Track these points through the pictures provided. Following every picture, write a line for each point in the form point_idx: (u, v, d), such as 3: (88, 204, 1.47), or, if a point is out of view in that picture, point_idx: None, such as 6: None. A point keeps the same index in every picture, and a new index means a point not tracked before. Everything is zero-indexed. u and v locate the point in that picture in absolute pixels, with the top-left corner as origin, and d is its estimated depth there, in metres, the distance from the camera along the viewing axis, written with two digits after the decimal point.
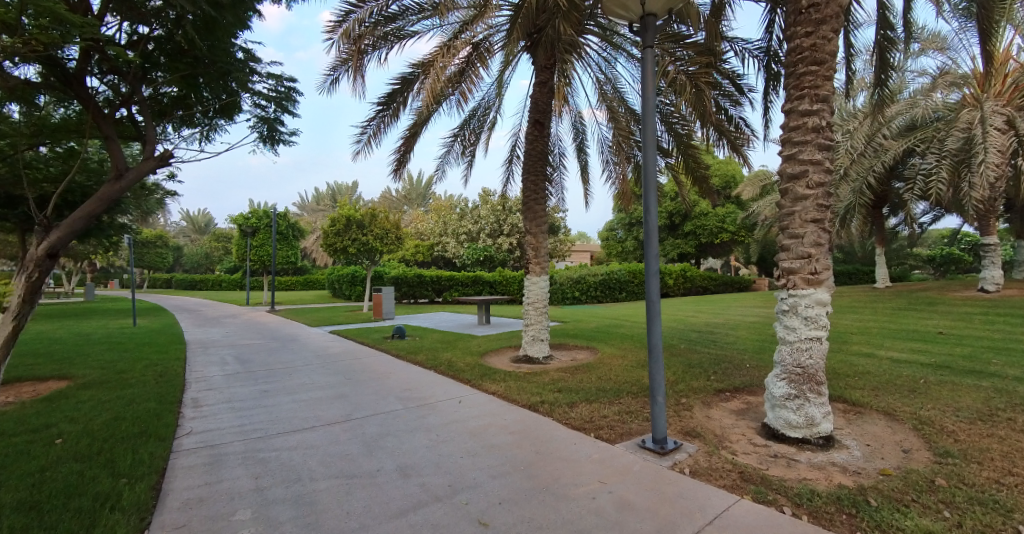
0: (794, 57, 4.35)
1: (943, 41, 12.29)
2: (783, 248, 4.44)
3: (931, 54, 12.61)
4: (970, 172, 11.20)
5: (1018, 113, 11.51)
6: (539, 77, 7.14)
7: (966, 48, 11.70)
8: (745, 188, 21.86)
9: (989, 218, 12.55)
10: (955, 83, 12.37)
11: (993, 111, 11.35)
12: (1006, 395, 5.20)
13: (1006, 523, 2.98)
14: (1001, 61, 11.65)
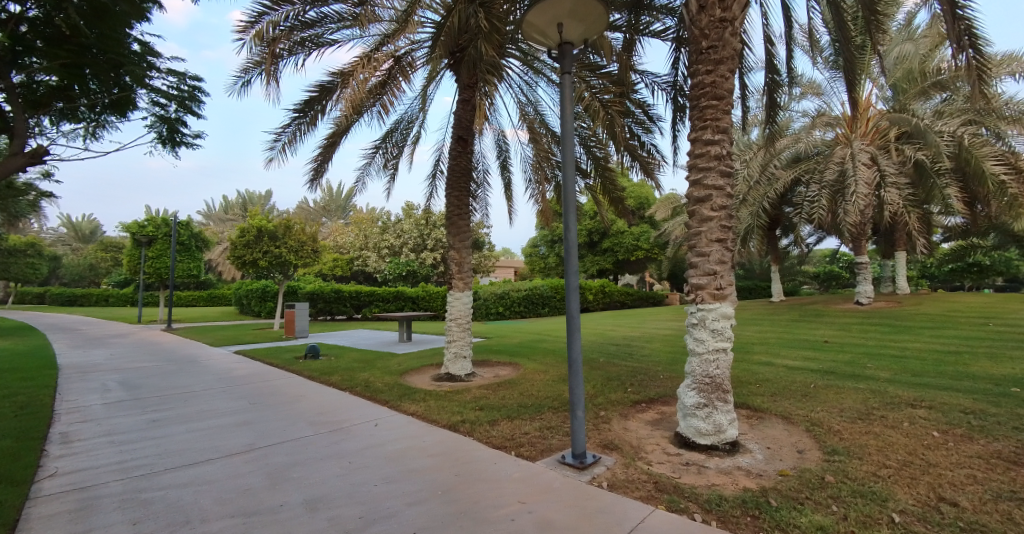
0: (698, 91, 4.68)
1: (819, 87, 14.07)
2: (692, 266, 4.72)
3: (810, 97, 14.35)
4: (845, 200, 12.82)
5: (879, 152, 13.37)
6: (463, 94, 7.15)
7: (837, 94, 13.49)
8: (659, 209, 23.40)
9: (860, 240, 14.30)
10: (829, 123, 14.19)
11: (860, 149, 13.13)
12: (878, 395, 5.89)
13: (882, 512, 3.33)
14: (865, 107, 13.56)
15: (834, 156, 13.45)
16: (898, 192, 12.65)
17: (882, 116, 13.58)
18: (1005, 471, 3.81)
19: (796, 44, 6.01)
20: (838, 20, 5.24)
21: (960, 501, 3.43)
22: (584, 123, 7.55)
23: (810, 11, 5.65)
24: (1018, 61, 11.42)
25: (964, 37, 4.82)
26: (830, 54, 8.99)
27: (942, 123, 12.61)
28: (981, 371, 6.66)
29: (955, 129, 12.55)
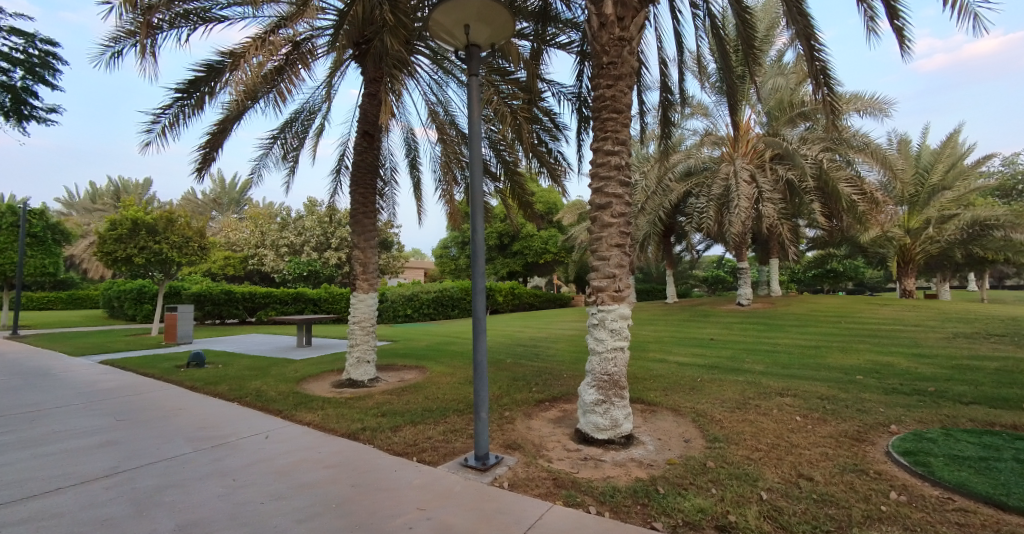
0: (599, 104, 4.93)
1: (706, 109, 15.55)
2: (594, 269, 4.93)
3: (700, 118, 15.80)
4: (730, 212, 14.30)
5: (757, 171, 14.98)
6: (369, 88, 6.91)
7: (722, 117, 15.02)
8: (566, 214, 24.35)
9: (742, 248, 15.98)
10: (716, 142, 15.65)
11: (741, 167, 14.67)
12: (751, 386, 6.60)
13: (752, 491, 3.72)
14: (746, 130, 15.22)
15: (720, 173, 14.86)
16: (773, 207, 14.36)
17: (758, 138, 15.31)
18: (850, 448, 4.45)
19: (685, 68, 6.52)
20: (720, 49, 5.76)
21: (815, 476, 3.94)
22: (494, 127, 7.63)
23: (697, 39, 6.17)
24: (862, 100, 13.51)
25: (820, 76, 5.44)
26: (715, 80, 9.95)
27: (806, 148, 14.55)
28: (831, 362, 7.75)
29: (817, 154, 14.49)
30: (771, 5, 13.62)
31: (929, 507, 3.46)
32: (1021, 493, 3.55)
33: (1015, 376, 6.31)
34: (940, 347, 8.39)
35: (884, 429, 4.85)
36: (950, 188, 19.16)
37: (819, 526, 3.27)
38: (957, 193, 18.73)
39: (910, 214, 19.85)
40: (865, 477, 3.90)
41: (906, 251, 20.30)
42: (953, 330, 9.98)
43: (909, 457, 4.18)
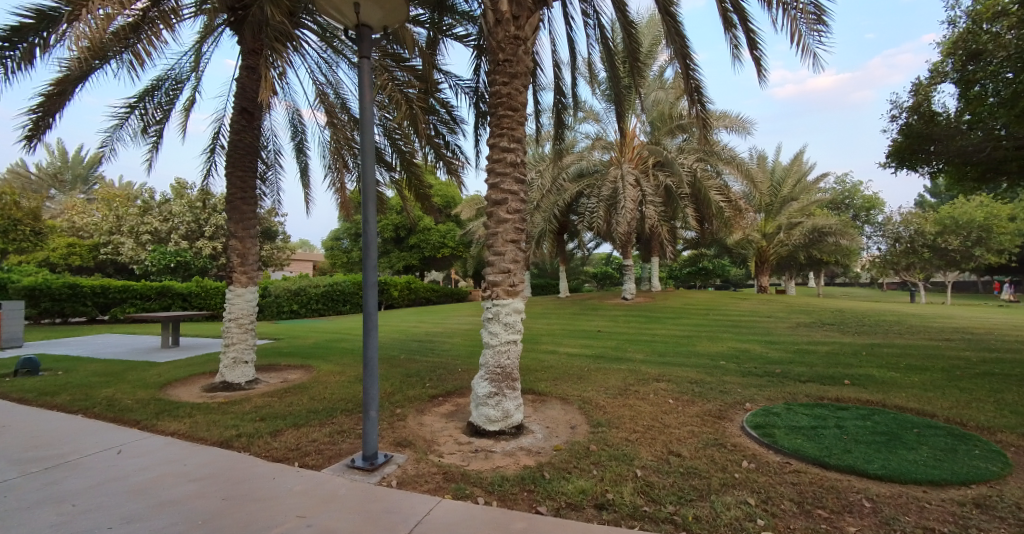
0: (495, 100, 4.98)
1: (597, 114, 16.55)
2: (489, 264, 4.97)
3: (592, 122, 16.75)
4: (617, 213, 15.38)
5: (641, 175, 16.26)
6: (246, 60, 6.33)
7: (612, 123, 16.07)
8: (465, 209, 24.28)
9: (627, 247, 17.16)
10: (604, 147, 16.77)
11: (628, 172, 15.85)
12: (631, 373, 7.17)
13: (628, 470, 4.01)
14: (632, 138, 16.40)
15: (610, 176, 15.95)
16: (654, 210, 15.72)
17: (643, 146, 16.59)
18: (712, 425, 5.01)
19: (577, 73, 6.83)
20: (608, 59, 6.11)
21: (682, 451, 4.36)
22: (389, 116, 7.37)
23: (588, 46, 6.49)
24: (730, 118, 15.31)
25: (695, 93, 5.98)
26: (604, 87, 10.56)
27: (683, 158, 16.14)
28: (699, 350, 8.71)
29: (691, 163, 16.16)
30: (655, 24, 14.83)
31: (772, 472, 4.04)
32: (840, 454, 4.29)
33: (836, 357, 7.63)
34: (782, 334, 9.86)
35: (740, 407, 5.55)
36: (795, 199, 22.53)
37: (683, 497, 3.66)
38: (801, 204, 22.05)
39: (766, 220, 22.99)
40: (723, 450, 4.41)
41: (762, 252, 23.49)
42: (794, 320, 11.79)
43: (759, 430, 4.83)
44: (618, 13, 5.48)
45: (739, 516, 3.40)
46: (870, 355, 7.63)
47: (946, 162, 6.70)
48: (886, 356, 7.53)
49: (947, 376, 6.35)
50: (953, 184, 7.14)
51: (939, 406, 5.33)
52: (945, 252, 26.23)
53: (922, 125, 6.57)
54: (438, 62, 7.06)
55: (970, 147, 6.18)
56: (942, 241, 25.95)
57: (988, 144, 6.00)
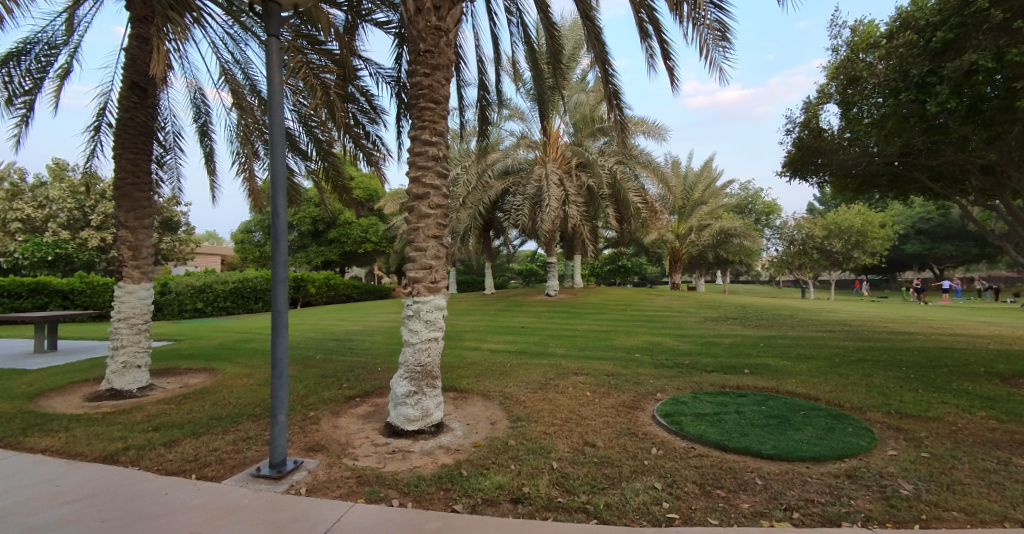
0: (417, 91, 4.88)
1: (522, 113, 16.75)
2: (410, 259, 4.86)
3: (517, 121, 16.91)
4: (541, 211, 15.72)
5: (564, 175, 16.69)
6: (135, 28, 5.71)
7: (536, 123, 16.36)
8: (388, 203, 23.57)
9: (551, 245, 17.65)
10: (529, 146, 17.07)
11: (551, 172, 16.22)
12: (552, 368, 7.32)
13: (545, 462, 4.08)
14: (556, 138, 16.83)
15: (534, 175, 16.25)
16: (577, 209, 16.12)
17: (566, 147, 17.09)
18: (626, 415, 5.24)
19: (501, 70, 6.82)
20: (531, 56, 6.15)
21: (597, 442, 4.52)
22: (304, 101, 6.96)
23: (511, 44, 6.50)
24: (647, 124, 16.14)
25: (614, 98, 6.17)
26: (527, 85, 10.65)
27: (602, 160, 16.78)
28: (616, 343, 9.11)
29: (611, 166, 16.82)
30: (578, 29, 15.26)
31: (678, 457, 4.30)
32: (737, 437, 4.65)
33: (737, 348, 8.30)
34: (691, 328, 10.56)
35: (652, 397, 5.85)
36: (705, 203, 24.29)
37: (596, 486, 3.79)
38: (710, 208, 23.86)
39: (679, 222, 24.57)
40: (634, 438, 4.63)
41: (676, 251, 25.11)
42: (703, 314, 12.71)
43: (668, 418, 5.12)
44: (540, 14, 5.52)
45: (646, 500, 3.58)
46: (766, 346, 8.39)
47: (831, 173, 7.15)
48: (779, 346, 8.32)
49: (828, 363, 7.13)
50: (837, 192, 7.65)
51: (820, 390, 5.97)
52: (830, 253, 29.56)
53: (811, 139, 6.85)
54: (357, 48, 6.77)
55: (850, 160, 6.67)
56: (827, 244, 29.19)
57: (864, 159, 6.53)
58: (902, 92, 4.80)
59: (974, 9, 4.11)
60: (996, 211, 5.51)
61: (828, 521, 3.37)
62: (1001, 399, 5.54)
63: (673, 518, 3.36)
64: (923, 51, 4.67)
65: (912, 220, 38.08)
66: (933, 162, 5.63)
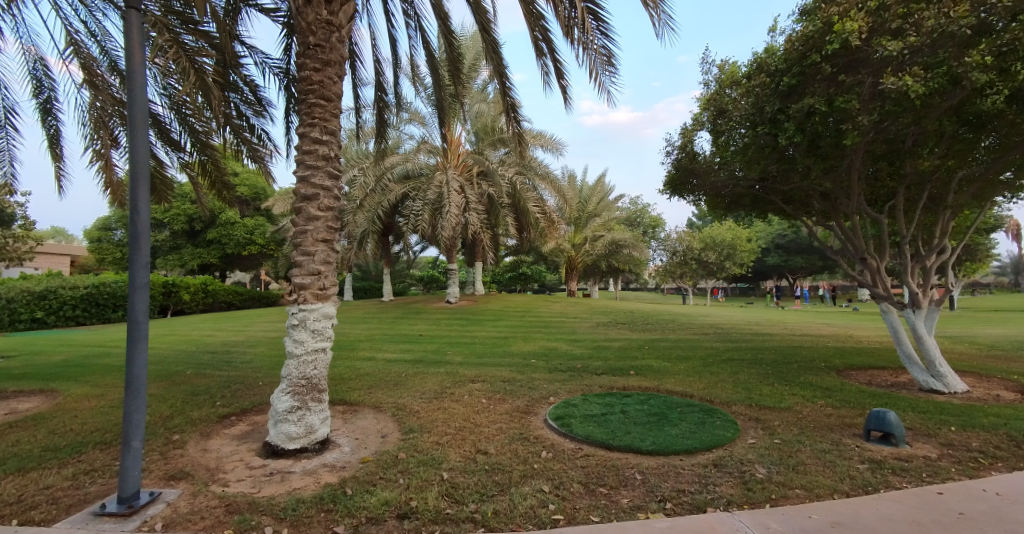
0: (306, 86, 4.76)
1: (423, 117, 16.51)
2: (296, 264, 4.60)
3: (417, 125, 16.64)
4: (442, 218, 15.60)
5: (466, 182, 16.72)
6: None
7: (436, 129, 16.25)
8: (277, 203, 21.95)
9: (452, 252, 17.54)
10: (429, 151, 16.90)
11: (452, 179, 16.17)
12: (448, 376, 7.27)
13: (434, 473, 4.05)
14: (457, 146, 16.92)
15: (434, 181, 16.12)
16: (477, 216, 16.32)
17: (467, 154, 17.24)
18: (519, 420, 5.38)
19: (399, 72, 6.67)
20: (430, 60, 6.06)
21: (489, 449, 4.58)
22: (175, 85, 6.25)
23: (410, 47, 6.41)
24: (545, 138, 16.73)
25: (512, 111, 6.23)
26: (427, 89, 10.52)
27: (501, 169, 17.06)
28: (513, 350, 9.33)
29: (510, 176, 17.12)
30: (477, 40, 15.57)
31: (566, 458, 4.49)
32: (621, 435, 4.97)
33: (625, 352, 8.90)
34: (584, 333, 11.12)
35: (545, 401, 6.08)
36: (599, 215, 26.09)
37: (486, 493, 3.83)
38: (602, 220, 25.73)
39: (576, 232, 25.98)
40: (526, 443, 4.76)
41: (572, 260, 26.50)
42: (595, 320, 13.45)
43: (558, 421, 5.33)
44: (438, 22, 5.48)
45: (534, 504, 3.69)
46: (649, 349, 9.09)
47: (704, 193, 7.66)
48: (660, 349, 9.05)
49: (702, 363, 7.91)
50: (711, 210, 8.18)
51: (694, 387, 6.61)
52: (706, 264, 32.81)
53: (688, 160, 7.29)
54: (239, 33, 6.27)
55: (720, 182, 7.11)
56: (704, 255, 32.42)
57: (730, 182, 6.99)
58: (759, 125, 5.41)
59: (810, 62, 4.82)
60: (834, 231, 6.43)
61: (696, 508, 3.72)
62: (835, 389, 6.53)
63: (558, 519, 3.48)
64: (775, 91, 5.27)
65: (772, 236, 43.55)
66: (785, 187, 6.37)
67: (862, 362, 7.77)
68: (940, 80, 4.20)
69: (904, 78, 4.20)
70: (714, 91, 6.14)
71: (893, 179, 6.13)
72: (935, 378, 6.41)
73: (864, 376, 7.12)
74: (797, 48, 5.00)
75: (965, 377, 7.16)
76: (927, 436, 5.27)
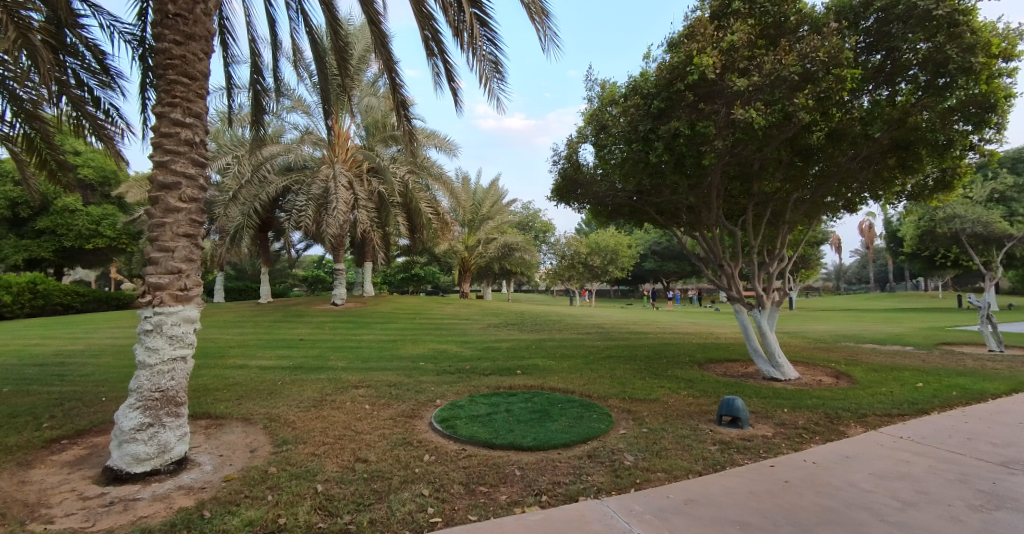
0: (164, 59, 4.23)
1: (307, 106, 15.46)
2: (150, 261, 4.08)
3: (301, 114, 15.55)
4: (328, 214, 14.81)
5: (355, 178, 16.03)
6: None
7: (321, 120, 15.34)
8: (132, 189, 19.21)
9: (338, 251, 16.66)
10: (315, 142, 15.98)
11: (339, 173, 15.43)
12: (330, 382, 6.99)
13: (307, 487, 3.89)
14: (345, 139, 16.09)
15: (320, 175, 15.26)
16: (366, 214, 15.67)
17: (356, 149, 16.47)
18: (403, 425, 5.36)
19: (280, 54, 6.21)
20: (313, 48, 5.71)
21: (369, 456, 4.51)
22: None
23: (292, 28, 6.00)
24: (439, 138, 16.55)
25: (402, 108, 6.09)
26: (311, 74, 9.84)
27: (392, 166, 16.58)
28: (401, 353, 9.21)
29: (403, 174, 16.70)
30: (365, 32, 14.95)
31: (448, 460, 4.58)
32: (503, 434, 5.17)
33: (513, 352, 9.21)
34: (475, 335, 11.31)
35: (432, 404, 6.12)
36: (491, 219, 26.70)
37: (362, 502, 3.76)
38: (495, 223, 26.32)
39: (469, 234, 26.20)
40: (409, 448, 4.77)
41: (465, 262, 26.74)
42: (486, 322, 13.74)
43: (443, 424, 5.40)
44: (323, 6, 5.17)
45: (412, 509, 3.69)
46: (536, 349, 9.50)
47: (588, 202, 8.11)
48: (546, 349, 9.51)
49: (584, 361, 8.48)
50: (594, 218, 8.71)
51: (575, 384, 7.08)
52: (592, 268, 34.92)
53: (572, 170, 7.71)
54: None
55: (602, 191, 7.60)
56: (590, 259, 34.53)
57: (611, 193, 7.54)
58: (635, 141, 5.84)
59: (676, 89, 5.36)
60: (698, 242, 7.19)
61: (569, 498, 4.00)
62: (696, 380, 7.39)
63: (436, 522, 3.52)
64: (647, 112, 5.74)
65: (649, 243, 47.56)
66: (659, 199, 7.01)
67: (719, 356, 8.86)
68: (776, 115, 4.92)
69: (750, 111, 4.84)
70: (596, 108, 6.52)
71: (744, 197, 7.02)
72: (775, 368, 7.55)
73: (721, 368, 8.13)
74: (665, 75, 5.51)
75: (797, 366, 8.49)
76: (766, 418, 6.18)
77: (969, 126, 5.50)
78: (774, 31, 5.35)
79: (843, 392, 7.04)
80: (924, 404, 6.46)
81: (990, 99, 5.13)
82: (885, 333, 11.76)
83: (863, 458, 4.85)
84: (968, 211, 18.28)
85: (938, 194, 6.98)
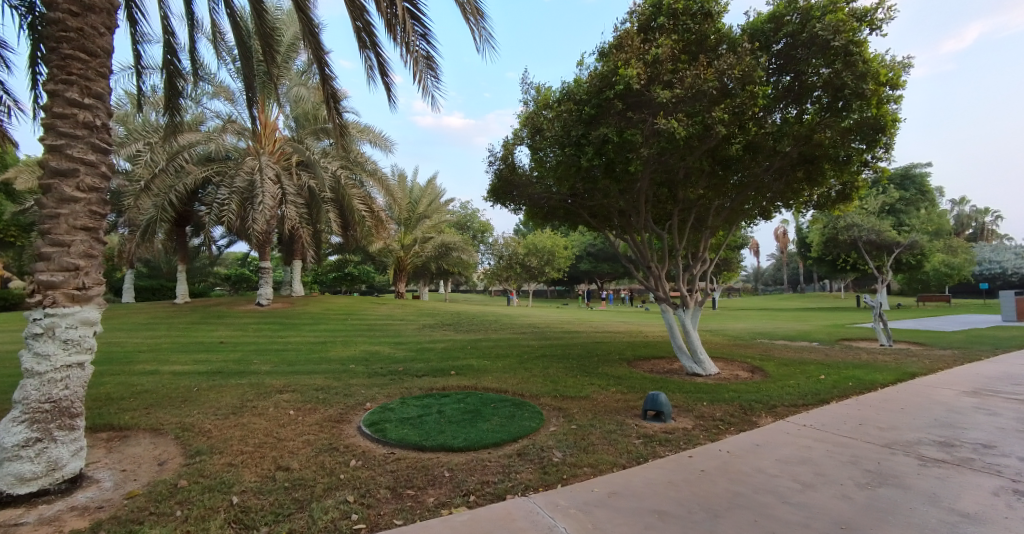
0: (57, 31, 3.81)
1: (230, 93, 14.51)
2: (40, 257, 3.67)
3: (223, 101, 14.59)
4: (253, 208, 14.03)
5: (283, 172, 15.31)
6: None
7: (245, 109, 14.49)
8: (22, 174, 17.14)
9: (265, 248, 15.83)
10: (238, 132, 15.10)
11: (266, 165, 14.68)
12: (252, 388, 6.68)
13: (220, 499, 3.72)
14: (271, 130, 15.20)
15: (244, 166, 14.44)
16: (295, 210, 14.96)
17: (284, 141, 15.72)
18: (330, 430, 5.25)
19: (197, 34, 5.78)
20: (234, 30, 5.36)
21: (291, 464, 4.38)
22: None
23: (211, 7, 5.60)
24: (373, 134, 16.07)
25: (332, 101, 5.87)
26: (233, 59, 9.25)
27: (324, 160, 15.91)
28: (331, 355, 8.94)
29: (334, 169, 15.96)
30: (294, 20, 14.22)
31: (376, 465, 4.53)
32: (434, 435, 5.19)
33: (447, 353, 9.22)
34: (409, 336, 11.16)
35: (362, 407, 6.03)
36: (428, 218, 26.36)
37: (281, 513, 3.63)
38: (432, 222, 26.04)
39: (405, 233, 25.77)
40: (335, 453, 4.67)
41: (400, 262, 26.23)
42: (421, 322, 13.60)
43: (372, 428, 5.33)
44: None
45: (335, 516, 3.60)
46: (470, 349, 9.54)
47: (524, 204, 8.22)
48: (481, 349, 9.58)
49: (519, 360, 8.64)
50: (530, 220, 8.84)
51: (508, 383, 7.22)
52: (529, 269, 35.36)
53: (508, 172, 7.78)
54: None
55: (537, 194, 7.72)
56: (527, 260, 34.95)
57: (546, 195, 7.69)
58: (569, 146, 5.97)
59: (606, 98, 5.53)
60: (629, 246, 7.47)
61: (497, 496, 4.08)
62: (625, 377, 7.74)
63: (359, 528, 3.47)
64: (579, 118, 5.89)
65: (584, 245, 48.82)
66: (592, 203, 7.23)
67: (647, 354, 9.32)
68: (696, 127, 5.22)
69: (672, 122, 5.10)
70: (531, 111, 6.60)
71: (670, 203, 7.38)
72: (697, 364, 8.04)
73: (648, 365, 8.55)
74: (596, 84, 5.67)
75: (717, 362, 9.10)
76: (687, 411, 6.59)
77: (864, 145, 6.13)
78: (695, 47, 5.65)
79: (757, 385, 7.64)
80: (825, 395, 7.15)
81: (879, 122, 5.72)
82: (794, 331, 12.85)
83: (770, 446, 5.30)
84: (863, 221, 20.17)
85: (839, 205, 7.67)
